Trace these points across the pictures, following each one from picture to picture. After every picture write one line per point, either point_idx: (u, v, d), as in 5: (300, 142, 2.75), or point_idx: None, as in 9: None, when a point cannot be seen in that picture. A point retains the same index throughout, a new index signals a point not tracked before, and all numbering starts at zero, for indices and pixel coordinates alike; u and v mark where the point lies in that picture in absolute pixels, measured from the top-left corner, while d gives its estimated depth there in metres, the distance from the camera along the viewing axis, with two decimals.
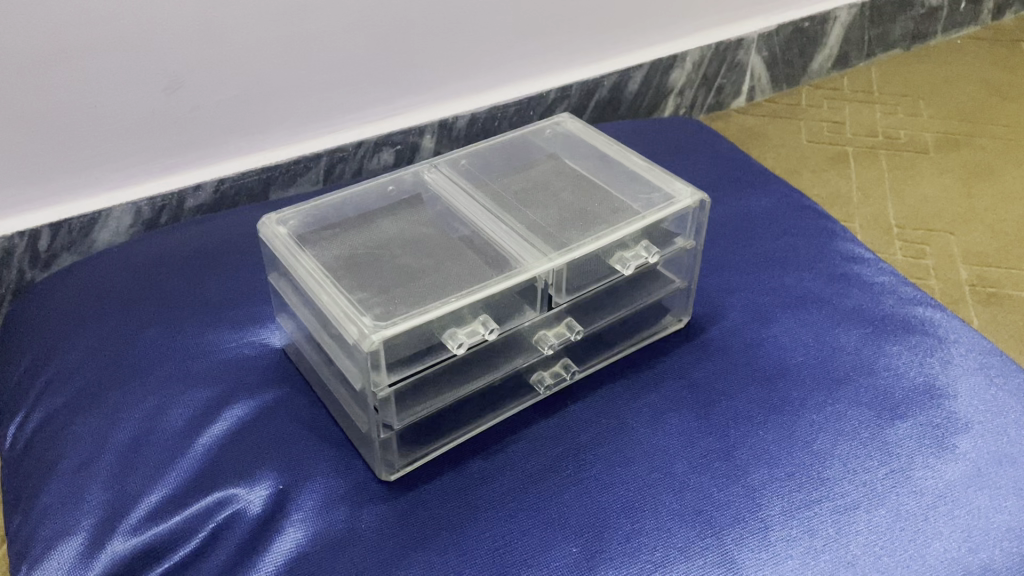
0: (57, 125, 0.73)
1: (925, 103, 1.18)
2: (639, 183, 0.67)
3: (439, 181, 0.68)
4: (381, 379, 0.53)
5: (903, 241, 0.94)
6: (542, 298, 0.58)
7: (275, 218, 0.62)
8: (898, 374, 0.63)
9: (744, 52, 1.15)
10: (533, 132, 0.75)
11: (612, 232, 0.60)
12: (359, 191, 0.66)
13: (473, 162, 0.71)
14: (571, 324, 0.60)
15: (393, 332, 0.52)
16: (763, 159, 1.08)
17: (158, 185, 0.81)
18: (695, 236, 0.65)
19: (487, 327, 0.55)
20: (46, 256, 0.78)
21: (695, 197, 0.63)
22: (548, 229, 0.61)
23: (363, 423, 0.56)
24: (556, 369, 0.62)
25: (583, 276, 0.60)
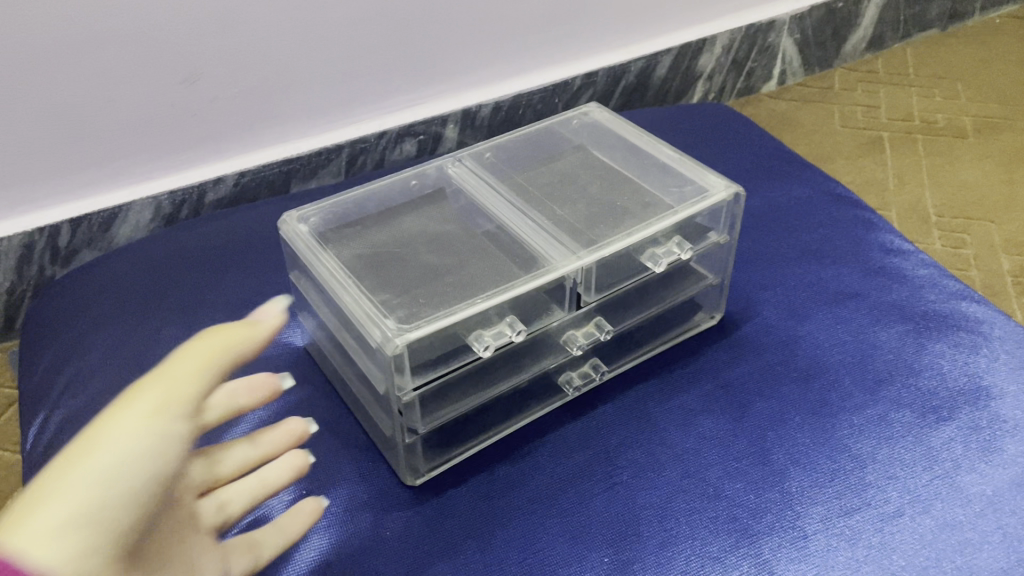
0: (74, 120, 0.72)
1: (964, 85, 1.14)
2: (670, 176, 0.65)
3: (464, 175, 0.66)
4: (406, 383, 0.50)
5: (941, 229, 0.91)
6: (571, 297, 0.56)
7: (296, 215, 0.60)
8: (942, 373, 0.61)
9: (776, 34, 1.12)
10: (559, 123, 0.73)
11: (643, 228, 0.58)
12: (382, 185, 0.65)
13: (498, 154, 0.69)
14: (600, 323, 0.58)
15: (417, 336, 0.50)
16: (795, 145, 1.05)
17: (178, 179, 0.79)
18: (729, 231, 0.63)
19: (514, 329, 0.53)
20: (66, 252, 0.77)
21: (730, 191, 0.61)
22: (576, 226, 0.59)
23: (386, 428, 0.54)
24: (585, 369, 0.61)
25: (612, 274, 0.57)
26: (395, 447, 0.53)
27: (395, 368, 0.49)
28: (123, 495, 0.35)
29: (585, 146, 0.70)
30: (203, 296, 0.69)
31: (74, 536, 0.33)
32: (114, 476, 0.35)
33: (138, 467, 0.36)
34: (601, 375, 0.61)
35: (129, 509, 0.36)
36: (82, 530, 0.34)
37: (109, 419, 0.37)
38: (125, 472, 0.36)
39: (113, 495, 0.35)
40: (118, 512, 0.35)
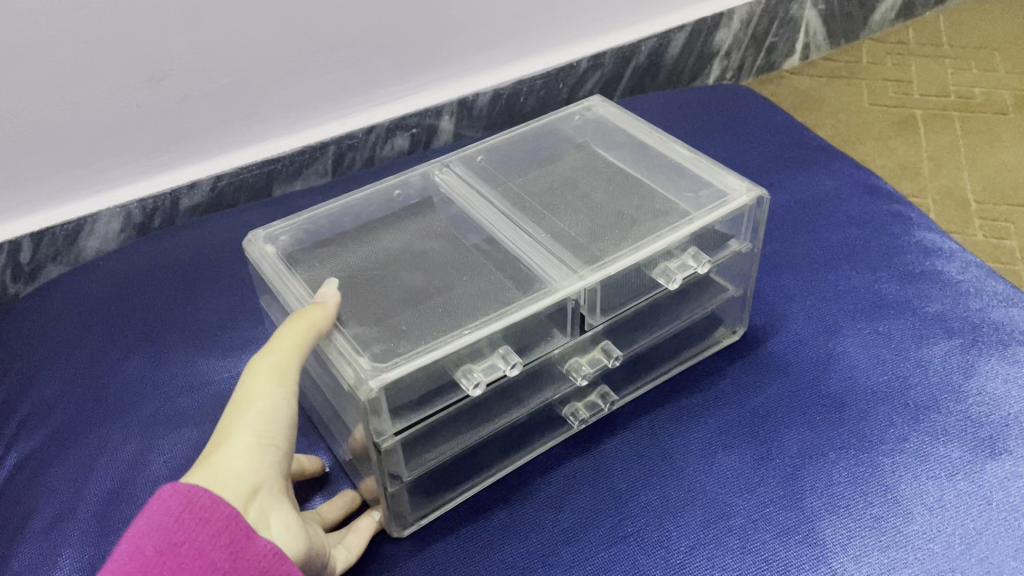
0: (32, 125, 0.66)
1: (1003, 56, 1.05)
2: (682, 177, 0.58)
3: (452, 183, 0.60)
4: (385, 428, 0.44)
5: (982, 217, 0.84)
6: (573, 322, 0.50)
7: (263, 235, 0.55)
8: (995, 399, 0.54)
9: (798, 6, 1.04)
10: (561, 119, 0.66)
11: (654, 240, 0.51)
12: (363, 196, 0.59)
13: (493, 158, 0.62)
14: (608, 348, 0.52)
15: (395, 375, 0.43)
16: (819, 127, 0.98)
17: (150, 184, 0.74)
18: (752, 240, 0.56)
19: (509, 361, 0.47)
20: (30, 268, 0.71)
21: (753, 195, 0.54)
22: (577, 240, 0.52)
23: (367, 475, 0.48)
24: (592, 400, 0.55)
25: (620, 292, 0.51)
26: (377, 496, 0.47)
27: (370, 413, 0.43)
28: (274, 441, 0.42)
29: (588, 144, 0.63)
30: (173, 321, 0.64)
31: (248, 469, 0.40)
32: (264, 426, 0.41)
33: (281, 420, 0.42)
34: (609, 405, 0.55)
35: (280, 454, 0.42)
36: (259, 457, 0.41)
37: (246, 384, 0.43)
38: (274, 421, 0.42)
39: (267, 441, 0.41)
40: (274, 453, 0.42)
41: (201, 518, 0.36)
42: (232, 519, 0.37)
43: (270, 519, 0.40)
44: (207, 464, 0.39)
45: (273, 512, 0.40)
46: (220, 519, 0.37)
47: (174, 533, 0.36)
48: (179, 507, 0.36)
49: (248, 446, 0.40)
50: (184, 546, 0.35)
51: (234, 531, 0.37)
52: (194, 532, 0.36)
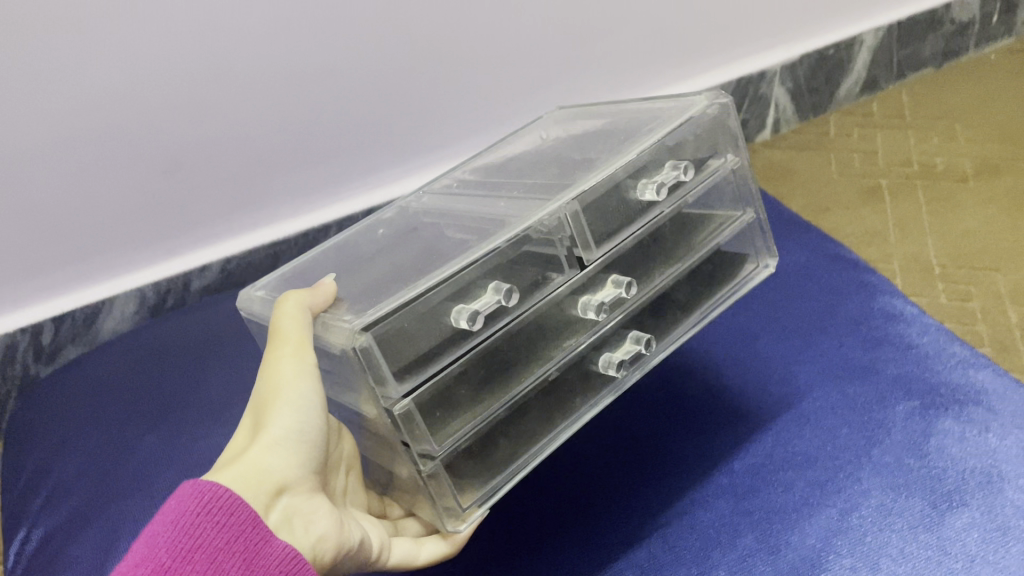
0: (55, 220, 0.72)
1: (963, 125, 1.12)
2: (645, 113, 0.58)
3: (430, 203, 0.64)
4: (390, 385, 0.41)
5: (946, 281, 0.89)
6: (569, 262, 0.47)
7: (250, 289, 0.58)
8: (952, 457, 0.58)
9: (767, 85, 1.10)
10: (521, 139, 0.73)
11: (620, 159, 0.49)
12: (346, 237, 0.63)
13: (462, 178, 0.66)
14: (618, 280, 0.48)
15: (378, 319, 0.42)
16: (790, 198, 1.04)
17: (162, 269, 0.80)
18: (735, 150, 0.53)
19: (501, 292, 0.44)
20: (50, 349, 0.78)
21: (714, 95, 0.52)
22: (549, 185, 0.52)
23: (403, 468, 0.45)
24: (628, 347, 0.49)
25: (608, 217, 0.48)
26: (421, 485, 0.44)
27: (369, 368, 0.41)
28: (303, 432, 0.45)
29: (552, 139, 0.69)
30: (185, 397, 0.68)
31: (275, 466, 0.43)
32: (289, 418, 0.44)
33: (309, 410, 0.45)
34: (648, 347, 0.49)
35: (311, 442, 0.45)
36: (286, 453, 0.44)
37: (267, 380, 0.45)
38: (301, 418, 0.45)
39: (296, 436, 0.44)
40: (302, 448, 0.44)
41: (220, 521, 0.38)
42: (250, 522, 0.39)
43: (298, 515, 0.43)
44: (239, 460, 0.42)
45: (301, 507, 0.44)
46: (237, 522, 0.38)
47: (189, 537, 0.37)
48: (199, 508, 0.38)
49: (273, 443, 0.43)
50: (200, 550, 0.37)
51: (249, 535, 0.39)
52: (209, 535, 0.37)
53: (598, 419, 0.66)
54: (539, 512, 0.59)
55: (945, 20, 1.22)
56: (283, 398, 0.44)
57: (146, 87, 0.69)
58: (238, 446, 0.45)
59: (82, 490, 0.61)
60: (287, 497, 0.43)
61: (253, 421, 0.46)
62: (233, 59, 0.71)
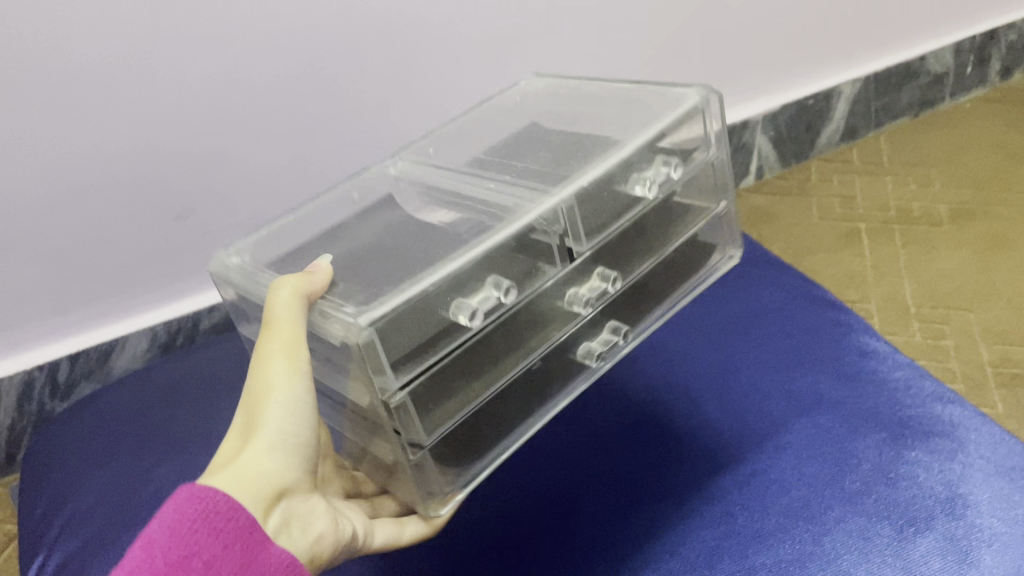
0: (68, 263, 0.76)
1: (939, 171, 1.17)
2: (635, 102, 0.62)
3: (407, 170, 0.67)
4: (387, 382, 0.44)
5: (922, 321, 0.94)
6: (561, 253, 0.50)
7: (225, 254, 0.60)
8: (919, 483, 0.62)
9: (750, 133, 1.14)
10: (501, 100, 0.75)
11: (617, 153, 0.52)
12: (324, 198, 0.65)
13: (438, 147, 0.69)
14: (605, 273, 0.52)
15: (383, 314, 0.44)
16: (773, 242, 1.09)
17: (174, 309, 0.84)
18: (716, 143, 0.57)
19: (500, 288, 0.47)
20: (66, 386, 0.82)
21: (702, 92, 0.56)
22: (544, 171, 0.55)
23: (389, 454, 0.49)
24: (604, 336, 0.54)
25: (601, 211, 0.51)
26: (405, 471, 0.48)
27: (371, 360, 0.43)
28: (293, 433, 0.47)
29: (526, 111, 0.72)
30: (196, 429, 0.72)
31: (271, 471, 0.45)
32: (281, 419, 0.46)
33: (299, 407, 0.47)
34: (625, 338, 0.53)
35: (302, 440, 0.47)
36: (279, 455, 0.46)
37: (260, 376, 0.47)
38: (293, 417, 0.46)
39: (288, 436, 0.46)
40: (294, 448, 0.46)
41: (217, 526, 0.41)
42: (247, 527, 0.41)
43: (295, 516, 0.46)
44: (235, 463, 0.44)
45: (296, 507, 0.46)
46: (234, 527, 0.41)
47: (187, 543, 0.40)
48: (196, 515, 0.40)
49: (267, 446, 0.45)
50: (197, 556, 0.40)
51: (246, 540, 0.41)
52: (206, 542, 0.40)
53: (584, 440, 0.70)
54: (534, 542, 0.62)
55: (921, 72, 1.26)
56: (276, 400, 0.46)
57: (161, 140, 0.74)
58: (229, 446, 0.47)
59: (97, 519, 0.65)
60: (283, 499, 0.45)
61: (246, 415, 0.47)
62: (243, 115, 0.77)
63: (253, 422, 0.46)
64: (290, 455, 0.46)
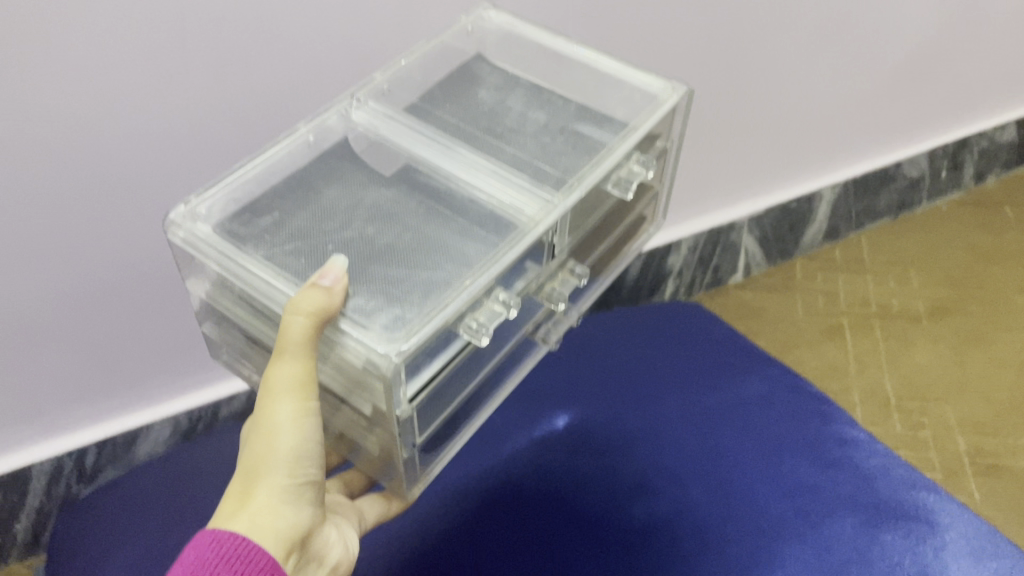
0: (99, 358, 0.80)
1: (917, 270, 1.23)
2: (616, 88, 0.60)
3: (372, 119, 0.58)
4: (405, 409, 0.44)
5: (901, 412, 1.00)
6: (549, 250, 0.52)
7: (184, 215, 0.50)
8: (893, 565, 0.69)
9: (736, 234, 1.20)
10: (452, 30, 0.64)
11: (612, 153, 0.53)
12: (281, 149, 0.55)
13: (396, 85, 0.61)
14: (572, 266, 0.55)
15: (416, 343, 0.42)
16: (760, 336, 1.14)
17: (197, 397, 0.90)
18: (672, 135, 0.61)
19: (506, 304, 0.47)
20: (91, 470, 0.87)
21: (682, 92, 0.58)
22: (535, 166, 0.53)
23: (375, 449, 0.50)
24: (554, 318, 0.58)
25: (584, 212, 0.53)
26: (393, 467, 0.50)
27: (393, 386, 0.42)
28: (302, 472, 0.48)
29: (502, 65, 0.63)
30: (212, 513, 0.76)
31: (284, 520, 0.46)
32: (290, 462, 0.47)
33: (307, 447, 0.47)
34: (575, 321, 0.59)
35: (313, 474, 0.48)
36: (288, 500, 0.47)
37: (267, 414, 0.46)
38: (302, 460, 0.47)
39: (298, 478, 0.47)
40: (302, 488, 0.48)
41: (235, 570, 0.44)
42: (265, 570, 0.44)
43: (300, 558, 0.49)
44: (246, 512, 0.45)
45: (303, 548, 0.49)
46: (254, 569, 0.44)
47: None
48: (216, 559, 0.43)
49: (277, 493, 0.46)
50: None
51: None
52: None
53: None
54: None
55: (898, 177, 1.30)
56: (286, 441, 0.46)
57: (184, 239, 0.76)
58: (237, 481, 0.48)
59: None
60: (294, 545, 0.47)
61: (251, 448, 0.47)
62: None
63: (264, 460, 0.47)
64: (302, 491, 0.48)
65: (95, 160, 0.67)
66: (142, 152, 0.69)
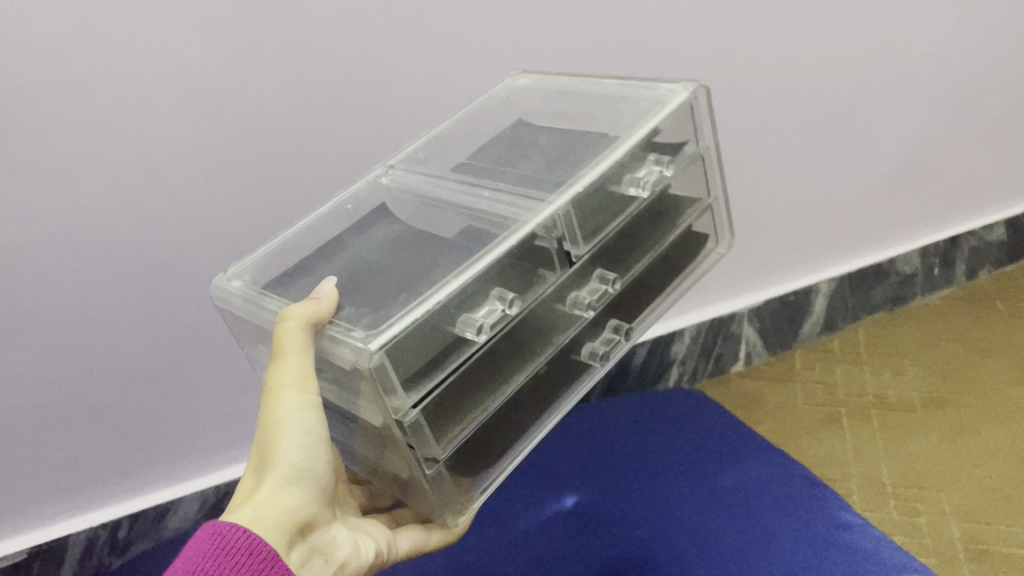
0: (137, 434, 0.90)
1: (912, 362, 1.27)
2: (619, 102, 0.66)
3: (401, 178, 0.68)
4: (402, 402, 0.46)
5: (897, 499, 1.04)
6: (559, 256, 0.53)
7: (228, 276, 0.61)
8: None
9: (737, 324, 1.27)
10: (487, 100, 0.76)
11: (609, 156, 0.55)
12: (318, 216, 0.66)
13: (429, 151, 0.71)
14: (603, 275, 0.56)
15: (392, 335, 0.45)
16: (761, 424, 1.19)
17: (224, 473, 0.98)
18: (698, 137, 0.62)
19: (505, 300, 0.50)
20: (123, 543, 0.95)
21: (692, 88, 0.60)
22: (536, 178, 0.58)
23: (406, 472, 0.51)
24: (606, 337, 0.59)
25: (597, 212, 0.55)
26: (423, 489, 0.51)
27: (380, 381, 0.45)
28: (307, 464, 0.51)
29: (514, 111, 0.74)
30: None
31: (287, 507, 0.50)
32: (295, 454, 0.50)
33: (309, 441, 0.51)
34: (626, 337, 0.60)
35: (317, 468, 0.52)
36: (293, 488, 0.51)
37: (271, 408, 0.50)
38: (305, 452, 0.51)
39: (302, 469, 0.51)
40: (306, 479, 0.51)
41: (235, 561, 0.46)
42: (265, 560, 0.46)
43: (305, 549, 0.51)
44: (252, 500, 0.49)
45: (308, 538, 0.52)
46: (254, 561, 0.46)
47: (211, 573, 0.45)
48: (218, 552, 0.46)
49: (282, 482, 0.50)
50: None
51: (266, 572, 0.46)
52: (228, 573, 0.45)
53: None
54: None
55: (891, 272, 1.36)
56: (290, 432, 0.50)
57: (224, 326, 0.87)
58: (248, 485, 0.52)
59: None
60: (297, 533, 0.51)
61: (260, 442, 0.51)
62: None
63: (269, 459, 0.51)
64: (305, 484, 0.51)
65: (139, 250, 0.80)
66: (188, 252, 0.82)
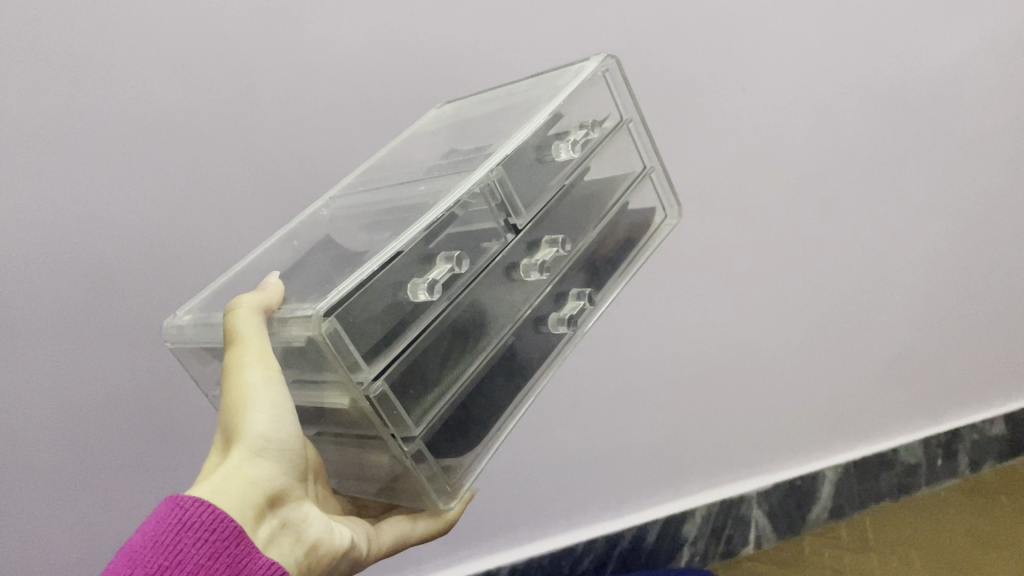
0: None
1: (921, 550, 1.29)
2: (533, 89, 0.63)
3: (341, 204, 0.67)
4: (367, 374, 0.43)
5: None
6: (505, 226, 0.51)
7: (178, 314, 0.59)
8: None
9: (747, 506, 1.31)
10: (420, 122, 0.77)
11: (530, 124, 0.52)
12: (258, 253, 0.66)
13: (367, 175, 0.71)
14: (553, 239, 0.53)
15: (342, 299, 0.42)
16: None
17: None
18: (620, 107, 0.59)
19: (453, 261, 0.47)
20: None
21: (602, 58, 0.57)
22: (465, 160, 0.55)
23: (384, 456, 0.47)
24: (571, 305, 0.57)
25: (532, 179, 0.52)
26: (409, 471, 0.47)
27: (340, 353, 0.41)
28: (278, 438, 0.47)
29: (440, 125, 0.73)
30: None
31: (258, 478, 0.45)
32: (266, 427, 0.46)
33: (278, 415, 0.46)
34: (589, 301, 0.57)
35: (285, 441, 0.47)
36: (266, 460, 0.46)
37: (232, 381, 0.46)
38: (275, 425, 0.46)
39: (273, 442, 0.46)
40: (277, 453, 0.46)
41: (200, 537, 0.39)
42: (231, 539, 0.40)
43: (276, 529, 0.46)
44: (219, 473, 0.44)
45: (282, 519, 0.47)
46: (218, 539, 0.40)
47: (171, 552, 0.38)
48: (178, 527, 0.39)
49: (252, 453, 0.45)
50: (185, 560, 0.38)
51: (232, 551, 0.40)
52: (192, 551, 0.39)
53: None
54: None
55: (895, 462, 1.41)
56: (258, 405, 0.46)
57: None
58: (212, 465, 0.47)
59: None
60: (269, 510, 0.46)
61: (224, 421, 0.47)
62: None
63: (232, 432, 0.46)
64: (273, 460, 0.46)
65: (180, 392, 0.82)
66: None
